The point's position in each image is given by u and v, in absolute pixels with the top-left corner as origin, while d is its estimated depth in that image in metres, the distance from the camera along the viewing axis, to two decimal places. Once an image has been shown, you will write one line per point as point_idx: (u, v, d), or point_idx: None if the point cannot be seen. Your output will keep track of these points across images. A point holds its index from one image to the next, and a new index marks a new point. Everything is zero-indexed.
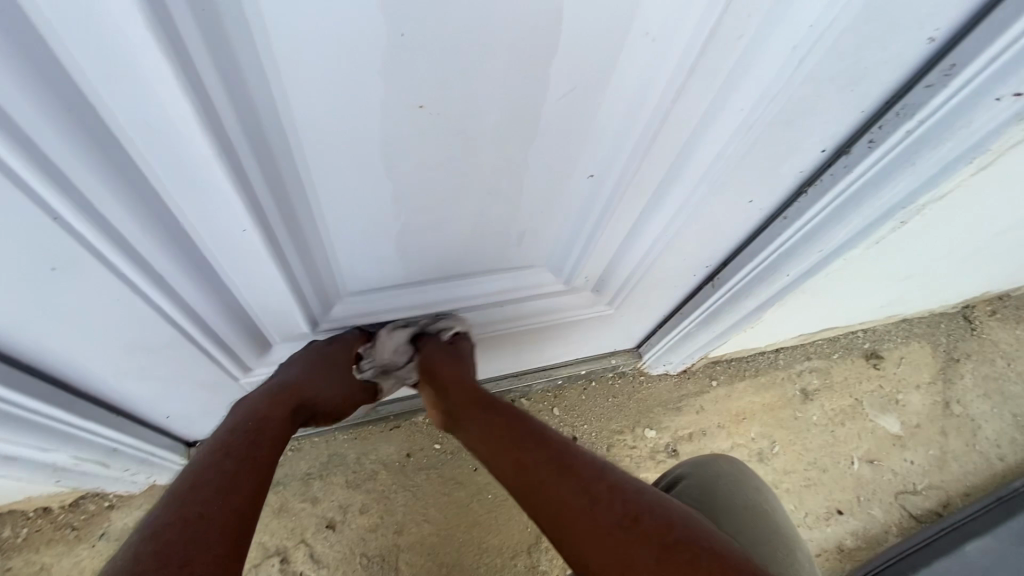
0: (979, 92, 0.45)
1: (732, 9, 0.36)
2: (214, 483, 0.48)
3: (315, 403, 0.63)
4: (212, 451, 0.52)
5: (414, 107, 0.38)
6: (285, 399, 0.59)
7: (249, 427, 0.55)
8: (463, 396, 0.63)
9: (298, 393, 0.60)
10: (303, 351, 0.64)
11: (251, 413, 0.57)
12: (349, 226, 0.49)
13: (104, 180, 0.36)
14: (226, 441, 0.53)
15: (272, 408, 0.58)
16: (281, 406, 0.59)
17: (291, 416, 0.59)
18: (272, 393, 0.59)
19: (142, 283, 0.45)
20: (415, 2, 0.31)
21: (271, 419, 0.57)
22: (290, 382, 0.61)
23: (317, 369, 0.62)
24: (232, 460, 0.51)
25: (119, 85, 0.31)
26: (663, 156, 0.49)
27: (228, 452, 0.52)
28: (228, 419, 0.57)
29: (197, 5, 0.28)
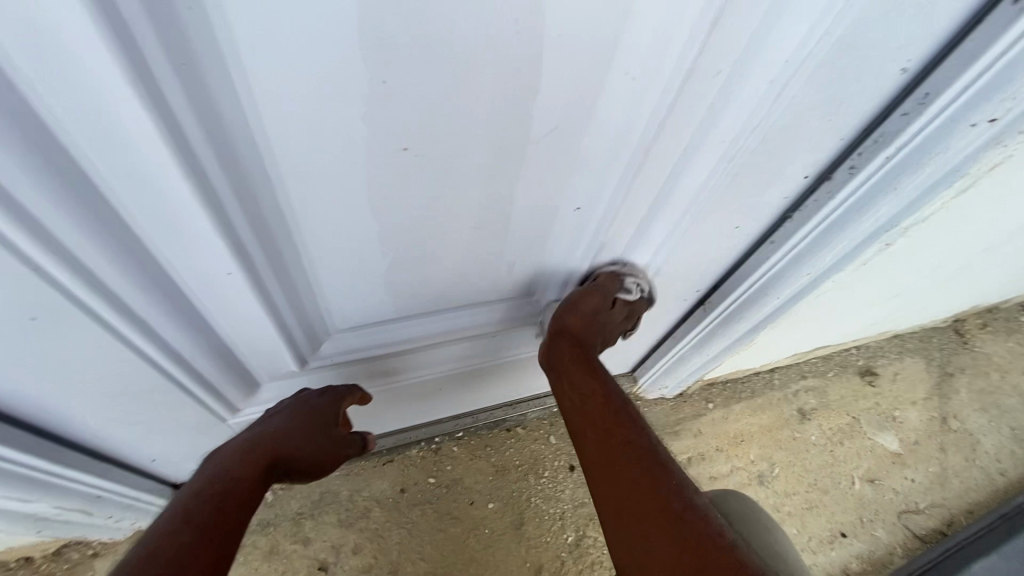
0: (952, 119, 0.46)
1: (708, 48, 0.37)
2: (164, 556, 0.46)
3: (297, 461, 0.61)
4: (171, 519, 0.50)
5: (398, 149, 0.38)
6: (258, 458, 0.58)
7: (214, 492, 0.54)
8: (571, 351, 0.64)
9: (270, 449, 0.58)
10: (281, 405, 0.63)
11: (220, 474, 0.55)
12: (335, 265, 0.48)
13: (85, 232, 0.36)
14: (189, 507, 0.52)
15: (243, 469, 0.56)
16: (255, 466, 0.57)
17: (264, 476, 0.57)
18: (243, 452, 0.57)
19: (124, 329, 0.44)
20: (396, 51, 0.31)
21: (239, 481, 0.55)
22: (263, 439, 0.58)
23: (293, 423, 0.60)
24: (189, 529, 0.49)
25: (99, 139, 0.31)
26: (649, 186, 0.50)
27: (187, 520, 0.50)
28: (194, 482, 0.56)
29: (177, 59, 0.28)
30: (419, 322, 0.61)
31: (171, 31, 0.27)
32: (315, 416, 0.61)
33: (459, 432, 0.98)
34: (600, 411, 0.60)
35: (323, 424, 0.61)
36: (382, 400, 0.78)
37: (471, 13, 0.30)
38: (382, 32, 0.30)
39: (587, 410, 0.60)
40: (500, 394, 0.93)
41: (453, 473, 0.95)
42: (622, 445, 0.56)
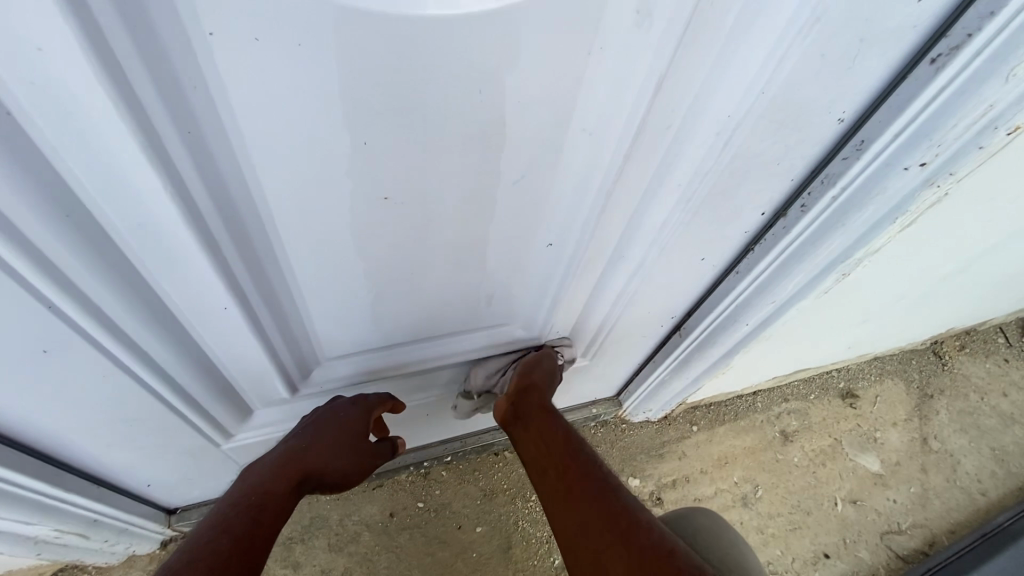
0: (887, 163, 0.51)
1: (657, 106, 0.41)
2: (207, 559, 0.47)
3: (327, 474, 0.62)
4: (211, 526, 0.52)
5: (379, 198, 0.42)
6: (292, 472, 0.59)
7: (251, 503, 0.55)
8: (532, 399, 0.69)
9: (304, 462, 0.60)
10: (310, 416, 0.65)
11: (255, 487, 0.57)
12: (324, 300, 0.52)
13: (95, 274, 0.39)
14: (226, 517, 0.53)
15: (275, 482, 0.58)
16: (287, 480, 0.59)
17: (295, 490, 0.59)
18: (278, 466, 0.59)
19: (127, 360, 0.48)
20: (375, 118, 0.35)
21: (272, 494, 0.57)
22: (297, 452, 0.60)
23: (326, 434, 0.62)
24: (227, 537, 0.51)
25: (113, 197, 0.34)
26: (615, 223, 0.54)
27: (225, 529, 0.51)
28: (228, 495, 0.57)
29: (184, 130, 0.32)
30: (424, 343, 0.66)
31: (179, 106, 0.31)
32: (351, 425, 0.63)
33: (448, 457, 1.00)
34: (558, 451, 0.63)
35: (355, 435, 0.63)
36: None
37: (441, 84, 0.35)
38: (362, 103, 0.34)
39: (546, 453, 0.64)
40: (487, 418, 0.96)
41: (441, 497, 0.97)
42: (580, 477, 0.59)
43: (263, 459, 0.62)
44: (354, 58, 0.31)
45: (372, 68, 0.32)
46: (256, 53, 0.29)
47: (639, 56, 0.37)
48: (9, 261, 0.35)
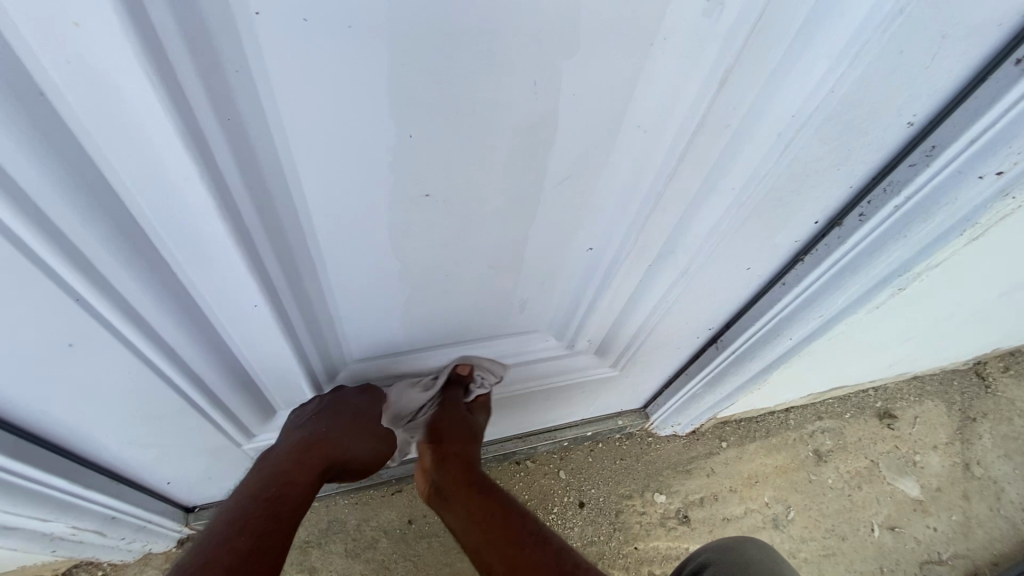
0: (959, 171, 0.47)
1: (717, 104, 0.39)
2: (230, 560, 0.46)
3: (345, 460, 0.63)
4: (231, 520, 0.51)
5: (421, 195, 0.40)
6: (312, 461, 0.59)
7: (271, 495, 0.55)
8: (457, 470, 0.68)
9: (324, 452, 0.59)
10: (318, 402, 0.61)
11: (275, 476, 0.56)
12: (355, 300, 0.50)
13: (126, 267, 0.38)
14: (246, 511, 0.52)
15: (296, 471, 0.57)
16: (307, 470, 0.58)
17: (316, 479, 0.59)
18: (297, 453, 0.58)
19: (153, 355, 0.46)
20: (423, 109, 0.33)
21: (295, 484, 0.56)
22: (315, 439, 0.59)
23: (341, 422, 0.59)
24: (249, 534, 0.50)
25: (145, 186, 0.33)
26: (662, 226, 0.51)
27: (246, 525, 0.50)
28: (245, 484, 0.56)
29: (223, 116, 0.30)
30: (437, 352, 0.63)
31: (221, 93, 0.29)
32: (369, 419, 0.62)
33: None
34: (498, 528, 0.61)
35: (370, 428, 0.62)
36: None
37: (494, 76, 0.32)
38: (409, 92, 0.32)
39: (484, 523, 0.62)
40: (510, 425, 0.93)
41: None
42: (519, 548, 0.59)
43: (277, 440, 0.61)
44: (405, 45, 0.29)
45: (423, 57, 0.30)
46: (304, 37, 0.28)
47: (704, 47, 0.35)
48: (37, 249, 0.34)
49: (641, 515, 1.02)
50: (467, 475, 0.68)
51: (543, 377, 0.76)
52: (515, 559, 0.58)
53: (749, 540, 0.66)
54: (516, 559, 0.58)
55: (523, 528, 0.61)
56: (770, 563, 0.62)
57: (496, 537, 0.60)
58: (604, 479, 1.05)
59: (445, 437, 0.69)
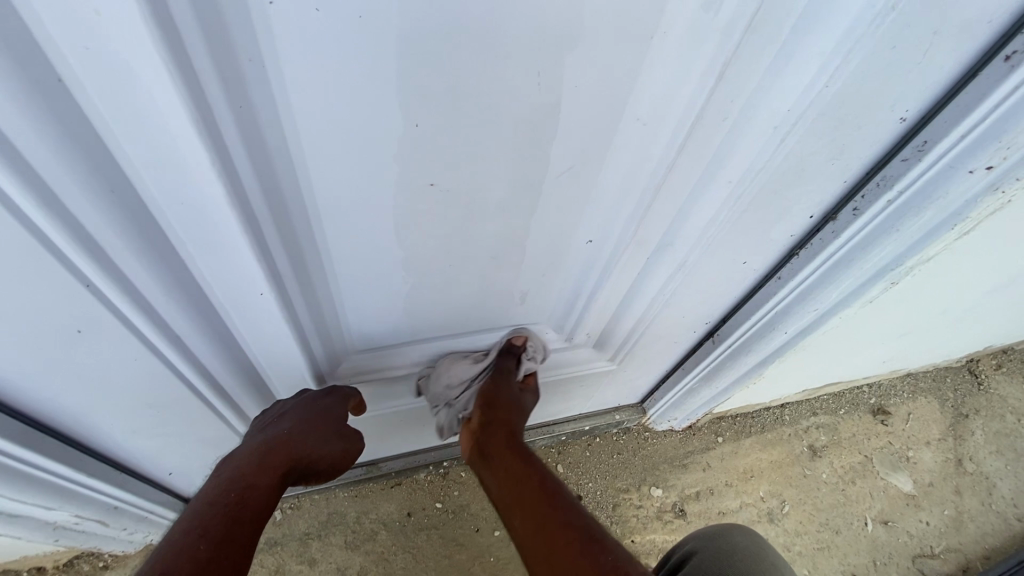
0: (950, 165, 0.48)
1: (714, 98, 0.40)
2: (188, 569, 0.44)
3: (311, 461, 0.61)
4: (188, 526, 0.48)
5: (426, 185, 0.40)
6: (276, 463, 0.57)
7: (230, 501, 0.52)
8: (499, 438, 0.64)
9: (287, 453, 0.58)
10: (278, 407, 0.62)
11: (237, 480, 0.54)
12: (359, 291, 0.51)
13: (136, 254, 0.39)
14: (205, 516, 0.49)
15: (257, 475, 0.55)
16: (268, 473, 0.56)
17: (280, 482, 0.57)
18: (259, 457, 0.56)
19: (160, 343, 0.47)
20: (429, 100, 0.34)
21: (257, 488, 0.54)
22: (278, 441, 0.58)
23: (300, 421, 0.59)
24: (207, 542, 0.47)
25: (158, 173, 0.33)
26: (660, 219, 0.52)
27: (204, 532, 0.47)
28: (207, 489, 0.53)
29: (236, 104, 0.31)
30: (419, 348, 0.63)
31: (235, 83, 0.30)
32: (327, 418, 0.60)
33: None
34: (533, 490, 0.56)
35: (336, 425, 0.61)
36: (393, 421, 0.80)
37: (499, 68, 0.33)
38: (417, 83, 0.33)
39: (520, 488, 0.57)
40: None
41: (460, 499, 0.96)
42: (558, 522, 0.51)
43: (240, 445, 0.59)
44: (414, 39, 0.30)
45: (431, 51, 0.31)
46: (317, 29, 0.29)
47: (703, 42, 0.36)
48: (51, 236, 0.35)
49: (638, 509, 1.04)
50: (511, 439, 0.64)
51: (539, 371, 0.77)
52: (546, 521, 0.52)
53: (735, 527, 0.67)
54: (545, 524, 0.51)
55: (557, 492, 0.55)
56: (754, 549, 0.63)
57: (529, 504, 0.54)
58: (601, 474, 1.06)
59: (495, 408, 0.66)
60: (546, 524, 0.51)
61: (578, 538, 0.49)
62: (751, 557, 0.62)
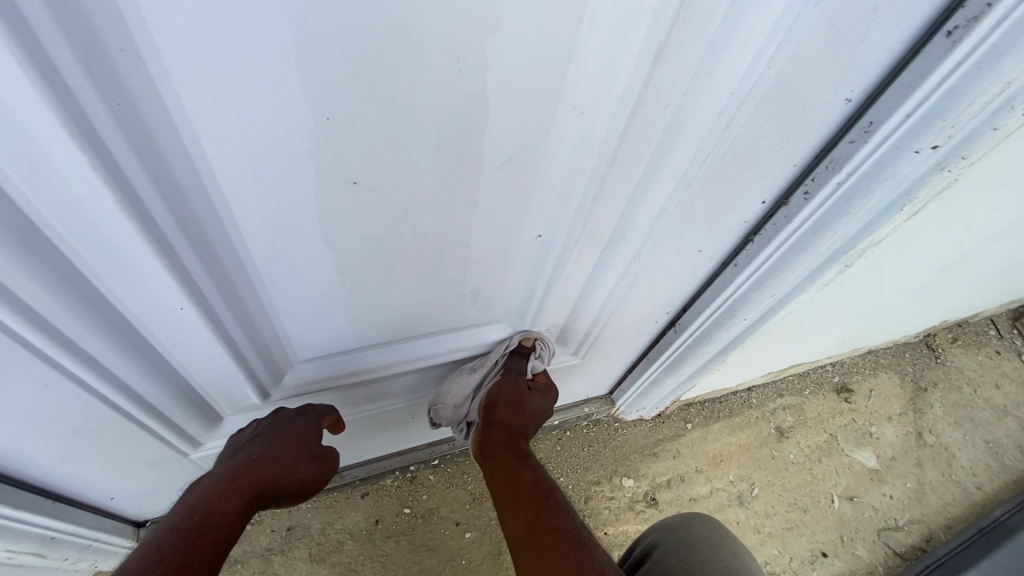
0: (896, 146, 0.48)
1: (653, 81, 0.38)
2: None
3: (285, 486, 0.57)
4: (142, 554, 0.44)
5: (349, 183, 0.37)
6: (243, 489, 0.53)
7: (191, 528, 0.48)
8: (500, 440, 0.64)
9: (256, 479, 0.54)
10: (255, 427, 0.60)
11: (199, 506, 0.50)
12: (294, 298, 0.47)
13: (25, 271, 0.35)
14: (163, 544, 0.46)
15: (223, 501, 0.52)
16: (236, 499, 0.52)
17: (248, 509, 0.53)
18: (226, 482, 0.53)
19: (72, 365, 0.43)
20: (340, 90, 0.31)
21: (222, 514, 0.50)
22: (247, 465, 0.54)
23: (272, 443, 0.56)
24: (162, 568, 0.43)
25: (31, 179, 0.30)
26: (610, 211, 0.50)
27: (159, 560, 0.44)
28: (168, 516, 0.50)
29: (113, 100, 0.28)
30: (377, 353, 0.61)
31: (106, 75, 0.27)
32: (301, 435, 0.58)
33: (435, 460, 0.96)
34: (527, 493, 0.57)
35: (309, 448, 0.58)
36: (351, 429, 0.77)
37: (414, 56, 0.31)
38: (323, 74, 0.30)
39: (515, 489, 0.57)
40: None
41: (429, 502, 0.94)
42: (548, 526, 0.52)
43: (211, 471, 0.56)
44: (313, 19, 0.27)
45: (334, 34, 0.28)
46: (195, 12, 0.25)
47: (636, 20, 0.33)
48: None
49: (610, 501, 1.03)
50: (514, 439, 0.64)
51: None
52: (536, 524, 0.53)
53: (700, 518, 0.66)
54: (539, 532, 0.52)
55: (551, 496, 0.56)
56: (715, 539, 0.63)
57: (522, 506, 0.55)
58: (573, 467, 1.05)
59: (500, 406, 0.65)
60: (534, 528, 0.52)
61: (565, 539, 0.51)
62: (708, 546, 0.61)
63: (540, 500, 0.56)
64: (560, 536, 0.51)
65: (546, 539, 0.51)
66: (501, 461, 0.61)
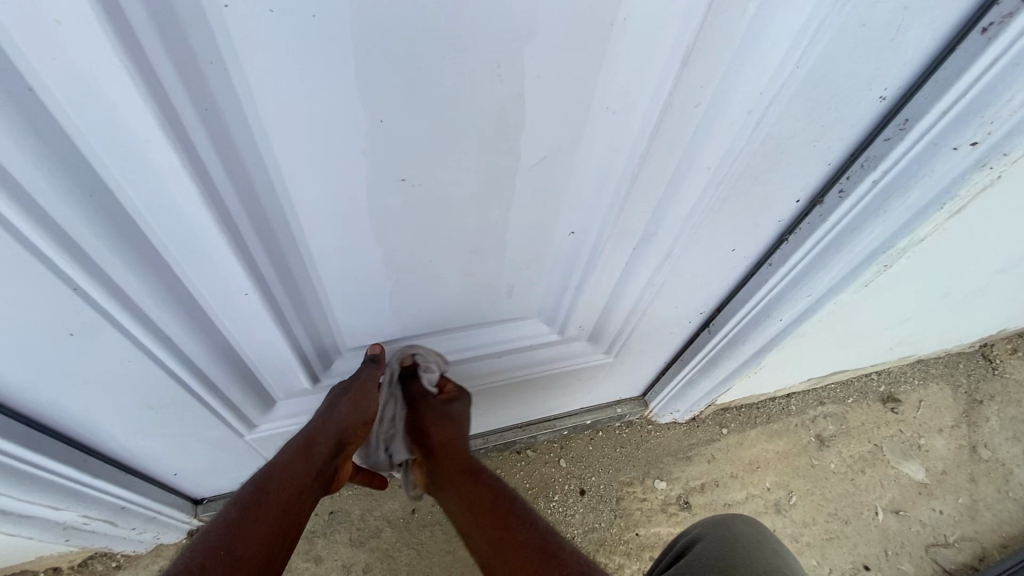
0: (935, 143, 0.48)
1: (683, 82, 0.40)
2: (235, 537, 0.48)
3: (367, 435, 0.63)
4: (232, 517, 0.50)
5: (398, 181, 0.41)
6: (328, 442, 0.60)
7: (286, 476, 0.55)
8: (449, 463, 0.67)
9: (339, 434, 0.60)
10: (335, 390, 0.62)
11: (293, 455, 0.58)
12: (345, 289, 0.51)
13: (122, 260, 0.40)
14: (262, 489, 0.54)
15: (313, 453, 0.59)
16: (323, 450, 0.59)
17: (333, 458, 0.60)
18: (316, 437, 0.60)
19: (152, 345, 0.48)
20: (393, 95, 0.35)
21: (311, 464, 0.58)
22: (331, 423, 0.60)
23: (358, 404, 0.61)
24: (259, 511, 0.51)
25: (131, 177, 0.34)
26: (642, 209, 0.52)
27: (258, 503, 0.52)
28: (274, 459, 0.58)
29: (202, 107, 0.32)
30: (409, 345, 0.64)
31: (197, 87, 0.31)
32: (374, 409, 0.62)
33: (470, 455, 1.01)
34: (488, 512, 0.59)
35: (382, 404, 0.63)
36: None
37: (458, 63, 0.34)
38: (378, 80, 0.33)
39: (478, 510, 0.60)
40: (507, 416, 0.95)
41: None
42: (513, 543, 0.54)
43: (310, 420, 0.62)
44: (369, 30, 0.30)
45: (390, 46, 0.32)
46: (272, 28, 0.29)
47: (665, 25, 0.35)
48: (37, 241, 0.35)
49: (642, 502, 1.03)
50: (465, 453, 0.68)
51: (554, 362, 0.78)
52: (505, 540, 0.55)
53: (744, 517, 0.66)
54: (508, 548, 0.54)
55: (511, 511, 0.58)
56: (758, 537, 0.63)
57: (487, 525, 0.58)
58: (605, 467, 1.06)
59: (432, 432, 0.68)
60: (502, 551, 0.54)
61: (531, 550, 0.53)
62: (754, 545, 0.61)
63: (500, 518, 0.58)
64: (525, 551, 0.53)
65: (512, 557, 0.53)
66: (459, 484, 0.64)
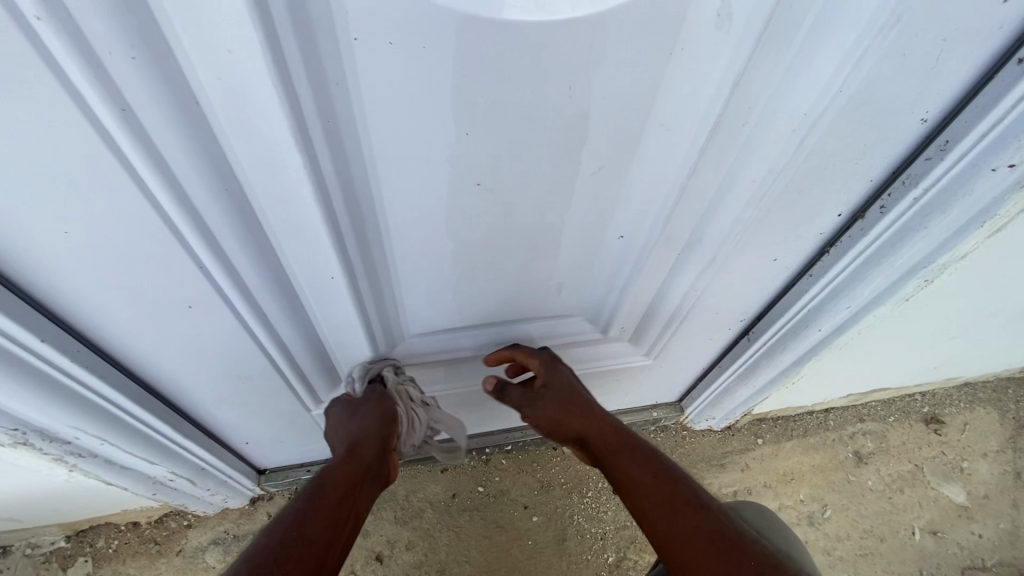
0: (974, 163, 0.50)
1: (732, 104, 0.44)
2: (304, 523, 0.56)
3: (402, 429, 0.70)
4: (288, 528, 0.55)
5: (473, 185, 0.47)
6: (370, 437, 0.67)
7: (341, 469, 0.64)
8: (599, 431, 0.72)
9: (378, 429, 0.67)
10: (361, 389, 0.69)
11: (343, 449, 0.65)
12: (415, 279, 0.58)
13: (240, 245, 0.47)
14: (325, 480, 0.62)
15: (361, 445, 0.66)
16: (369, 444, 0.67)
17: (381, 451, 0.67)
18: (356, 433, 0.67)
19: (251, 321, 0.55)
20: (479, 111, 0.41)
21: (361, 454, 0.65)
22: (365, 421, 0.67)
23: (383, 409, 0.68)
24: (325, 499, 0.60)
25: (260, 175, 0.41)
26: (688, 216, 0.56)
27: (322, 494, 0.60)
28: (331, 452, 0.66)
29: (324, 119, 0.38)
30: (446, 337, 0.70)
31: (324, 102, 0.37)
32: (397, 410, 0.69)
33: (509, 445, 1.04)
34: (657, 491, 0.64)
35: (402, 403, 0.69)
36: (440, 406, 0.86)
37: (536, 84, 0.40)
38: (468, 98, 0.39)
39: (645, 491, 0.64)
40: None
41: (500, 484, 1.02)
42: (690, 529, 0.59)
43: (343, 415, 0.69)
44: (467, 58, 0.37)
45: (481, 71, 0.38)
46: (389, 57, 0.36)
47: (719, 55, 0.40)
48: (181, 226, 0.43)
49: None
50: (570, 409, 0.72)
51: (591, 361, 0.83)
52: (681, 524, 0.60)
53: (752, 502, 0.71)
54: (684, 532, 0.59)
55: (681, 495, 0.63)
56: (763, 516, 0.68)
57: (657, 506, 0.62)
58: None
59: (552, 407, 0.72)
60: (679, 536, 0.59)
61: (708, 538, 0.57)
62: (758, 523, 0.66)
63: (671, 501, 0.62)
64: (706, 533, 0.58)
65: (694, 542, 0.57)
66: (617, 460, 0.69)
